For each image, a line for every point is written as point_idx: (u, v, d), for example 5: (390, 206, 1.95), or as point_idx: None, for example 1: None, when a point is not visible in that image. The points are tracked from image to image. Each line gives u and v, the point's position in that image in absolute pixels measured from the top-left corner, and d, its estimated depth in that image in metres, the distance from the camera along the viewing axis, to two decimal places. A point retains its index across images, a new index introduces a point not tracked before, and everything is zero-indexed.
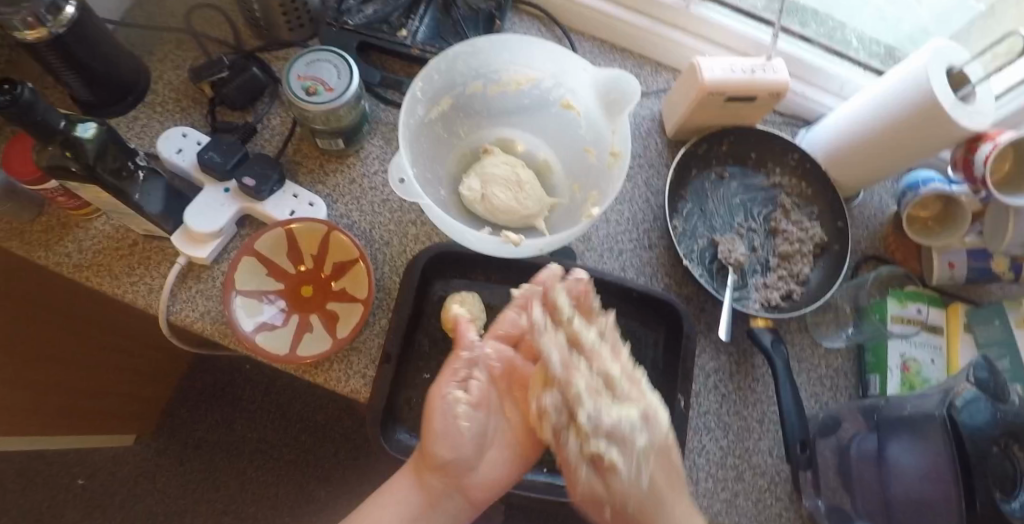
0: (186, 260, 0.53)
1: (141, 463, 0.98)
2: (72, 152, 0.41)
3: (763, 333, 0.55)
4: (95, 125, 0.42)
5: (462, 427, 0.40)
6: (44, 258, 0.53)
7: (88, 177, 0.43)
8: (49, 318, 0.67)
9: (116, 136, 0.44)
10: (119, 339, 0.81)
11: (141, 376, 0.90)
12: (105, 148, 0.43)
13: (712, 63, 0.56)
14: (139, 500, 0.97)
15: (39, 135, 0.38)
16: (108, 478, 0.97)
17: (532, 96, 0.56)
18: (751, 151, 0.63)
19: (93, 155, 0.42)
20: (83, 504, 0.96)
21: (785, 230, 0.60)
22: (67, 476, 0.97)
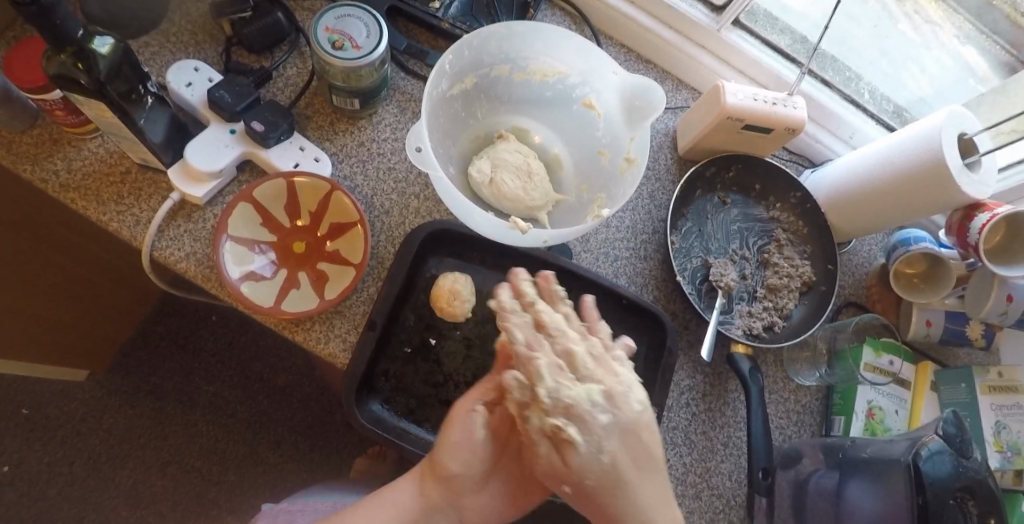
0: (180, 197, 0.51)
1: (91, 401, 0.95)
2: (84, 64, 0.39)
3: (742, 360, 0.56)
4: (112, 41, 0.41)
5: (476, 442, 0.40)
6: (28, 171, 0.51)
7: (96, 93, 0.41)
8: (20, 236, 0.64)
9: (127, 53, 0.42)
10: (82, 271, 0.77)
11: (104, 311, 0.87)
12: (117, 66, 0.41)
13: (735, 89, 0.56)
14: (82, 437, 0.93)
15: (54, 42, 0.36)
16: (54, 411, 0.94)
17: (555, 90, 0.56)
18: (756, 182, 0.64)
19: (104, 71, 0.40)
20: (24, 434, 0.92)
21: (776, 264, 0.61)
22: (10, 403, 0.93)
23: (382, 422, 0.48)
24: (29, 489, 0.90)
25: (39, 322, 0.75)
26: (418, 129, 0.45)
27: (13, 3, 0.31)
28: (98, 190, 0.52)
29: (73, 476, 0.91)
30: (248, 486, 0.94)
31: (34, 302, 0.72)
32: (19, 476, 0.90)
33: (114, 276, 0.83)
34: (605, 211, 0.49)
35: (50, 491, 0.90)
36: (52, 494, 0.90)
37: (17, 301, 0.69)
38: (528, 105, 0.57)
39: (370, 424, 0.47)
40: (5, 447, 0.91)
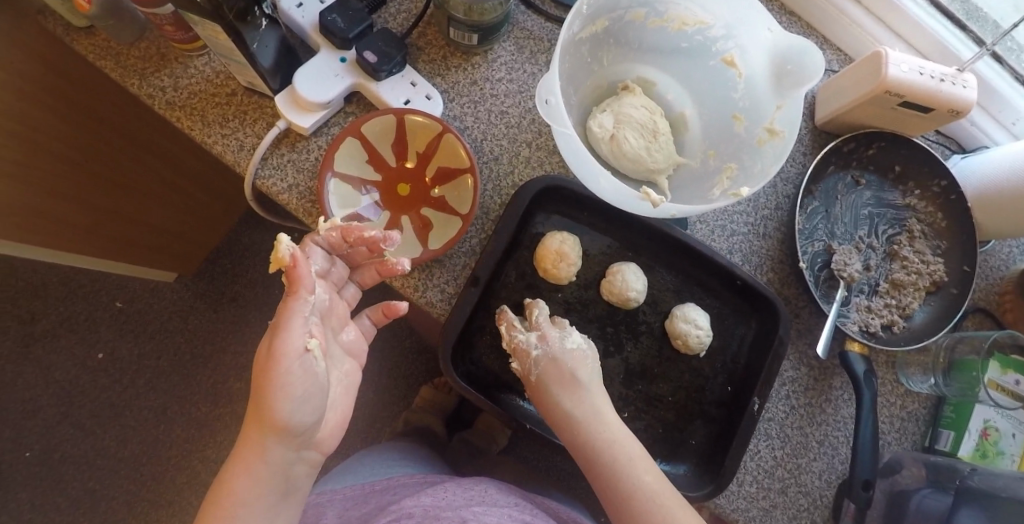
0: (285, 126, 0.49)
1: (178, 302, 0.98)
2: None
3: (857, 362, 0.51)
4: None
5: (315, 375, 0.36)
6: (137, 86, 0.50)
7: (212, 14, 0.38)
8: (109, 134, 0.65)
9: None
10: (168, 175, 0.77)
11: (194, 219, 0.88)
12: None
13: (899, 58, 0.49)
14: (173, 335, 0.97)
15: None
16: (144, 306, 0.98)
17: (692, 41, 0.50)
18: (896, 162, 0.57)
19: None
20: (117, 326, 0.97)
21: (906, 258, 0.56)
22: (105, 295, 0.97)
23: (474, 377, 0.48)
24: (122, 377, 0.95)
25: (127, 232, 0.78)
26: (551, 80, 0.41)
27: None
28: (203, 111, 0.50)
29: (160, 371, 0.96)
30: None
31: (115, 204, 0.72)
32: (112, 363, 0.96)
33: (206, 186, 0.84)
34: (744, 189, 0.43)
35: (138, 382, 0.95)
36: (140, 384, 0.95)
37: (104, 203, 0.71)
38: (658, 55, 0.52)
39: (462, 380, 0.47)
40: (101, 336, 0.96)
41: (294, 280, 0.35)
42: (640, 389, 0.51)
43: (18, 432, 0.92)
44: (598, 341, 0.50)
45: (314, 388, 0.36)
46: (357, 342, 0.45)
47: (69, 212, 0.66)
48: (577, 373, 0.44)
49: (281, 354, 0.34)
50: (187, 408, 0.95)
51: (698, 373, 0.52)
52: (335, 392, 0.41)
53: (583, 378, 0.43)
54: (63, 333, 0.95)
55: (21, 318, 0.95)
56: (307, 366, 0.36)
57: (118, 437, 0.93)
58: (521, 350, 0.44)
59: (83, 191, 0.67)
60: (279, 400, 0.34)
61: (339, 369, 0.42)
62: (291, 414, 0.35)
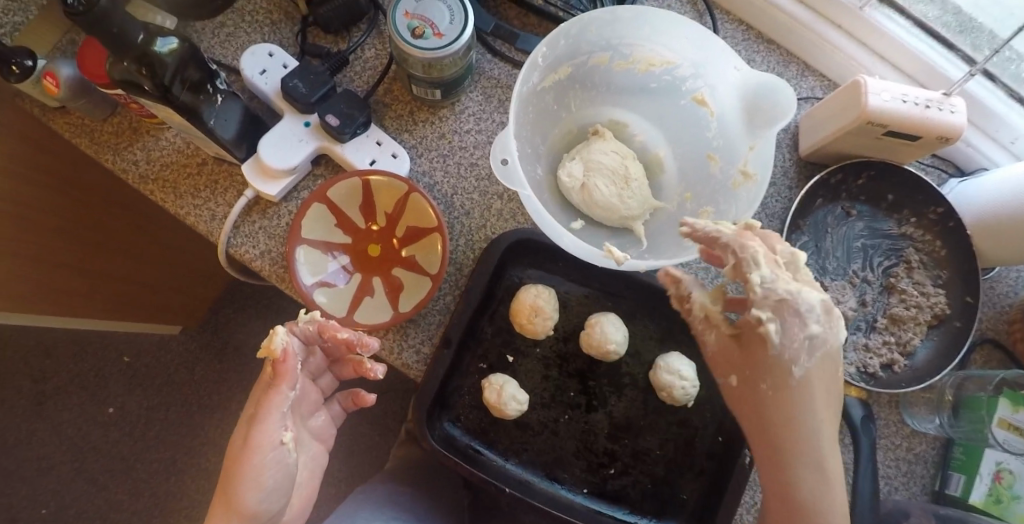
0: (255, 194, 0.49)
1: (184, 353, 0.99)
2: (150, 70, 0.39)
3: (853, 406, 0.49)
4: (175, 42, 0.40)
5: (288, 464, 0.37)
6: (113, 162, 0.52)
7: (161, 97, 0.41)
8: (101, 202, 0.67)
9: (192, 51, 0.42)
10: (160, 232, 0.78)
11: (195, 274, 0.88)
12: (182, 66, 0.41)
13: (878, 87, 0.47)
14: (178, 386, 0.98)
15: (117, 51, 0.36)
16: (152, 361, 0.99)
17: (661, 81, 0.49)
18: (888, 192, 0.55)
19: (167, 72, 0.40)
20: (127, 380, 0.98)
21: (904, 290, 0.53)
22: (114, 350, 0.99)
23: (454, 440, 0.48)
24: (133, 429, 0.97)
25: (135, 290, 0.81)
26: (507, 140, 0.40)
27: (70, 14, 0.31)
28: (175, 182, 0.51)
29: (169, 423, 0.97)
30: None
31: (109, 266, 0.74)
32: (123, 416, 0.97)
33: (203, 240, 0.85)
34: (713, 240, 0.42)
35: (149, 433, 0.97)
36: (151, 436, 0.97)
37: (107, 265, 0.74)
38: (628, 95, 0.51)
39: (442, 445, 0.46)
40: (111, 390, 0.98)
41: (280, 375, 0.36)
42: (625, 444, 0.49)
43: (37, 489, 0.94)
44: (579, 396, 0.49)
45: (284, 479, 0.38)
46: (325, 428, 0.48)
47: (71, 279, 0.68)
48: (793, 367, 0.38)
49: (256, 446, 0.35)
50: (196, 459, 0.96)
51: (687, 425, 0.50)
52: (301, 476, 0.44)
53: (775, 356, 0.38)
54: (76, 389, 0.98)
55: (36, 376, 0.97)
56: (279, 455, 0.37)
57: (131, 490, 0.95)
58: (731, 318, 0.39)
59: (83, 258, 0.68)
60: (247, 491, 0.35)
61: (306, 455, 0.45)
62: (260, 503, 0.36)
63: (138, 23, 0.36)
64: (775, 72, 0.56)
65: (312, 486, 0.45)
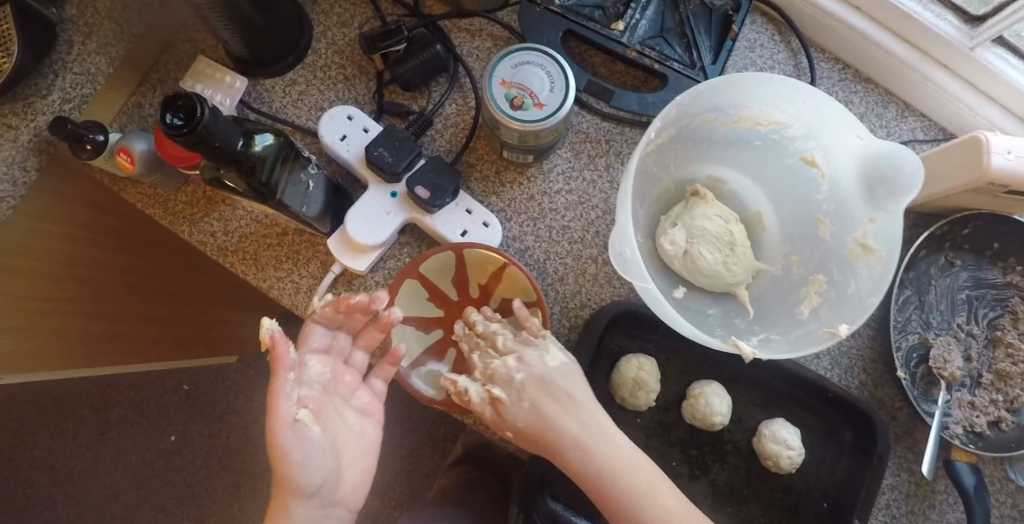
0: (341, 269, 0.47)
1: (242, 380, 0.98)
2: (246, 171, 0.38)
3: (965, 471, 0.48)
4: (270, 140, 0.40)
5: (315, 437, 0.31)
6: (189, 233, 0.50)
7: (256, 196, 0.40)
8: (161, 254, 0.65)
9: (285, 145, 0.42)
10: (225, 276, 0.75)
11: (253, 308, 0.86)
12: (275, 163, 0.40)
13: (1002, 143, 0.44)
14: (236, 414, 0.98)
15: (217, 160, 0.36)
16: (209, 388, 0.98)
17: (767, 139, 0.47)
18: (994, 239, 0.52)
19: (262, 169, 0.39)
20: (186, 408, 0.98)
21: (1011, 344, 0.51)
22: (172, 379, 0.98)
23: (558, 517, 0.46)
24: (194, 457, 0.97)
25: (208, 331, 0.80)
26: (625, 230, 0.38)
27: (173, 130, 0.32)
28: (256, 254, 0.49)
29: (230, 451, 0.97)
30: (383, 468, 0.94)
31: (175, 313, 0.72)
32: (183, 445, 0.98)
33: None
34: (841, 326, 0.40)
35: (211, 462, 0.97)
36: (213, 464, 0.97)
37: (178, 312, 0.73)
38: (728, 152, 0.49)
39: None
40: (171, 418, 0.98)
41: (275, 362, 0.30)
42: (730, 512, 0.48)
43: (104, 517, 0.96)
44: (683, 465, 0.48)
45: (320, 460, 0.31)
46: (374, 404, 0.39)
47: (131, 328, 0.67)
48: (573, 393, 0.39)
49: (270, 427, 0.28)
50: (257, 487, 0.96)
51: (792, 490, 0.48)
52: (352, 443, 0.35)
53: (584, 401, 0.39)
54: (136, 419, 0.98)
55: (96, 405, 0.98)
56: (302, 435, 0.30)
57: (195, 517, 0.96)
58: (500, 379, 0.39)
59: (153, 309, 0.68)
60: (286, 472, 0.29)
61: (355, 421, 0.37)
62: (304, 481, 0.30)
63: (236, 128, 0.36)
64: (874, 113, 0.53)
65: (374, 451, 0.37)
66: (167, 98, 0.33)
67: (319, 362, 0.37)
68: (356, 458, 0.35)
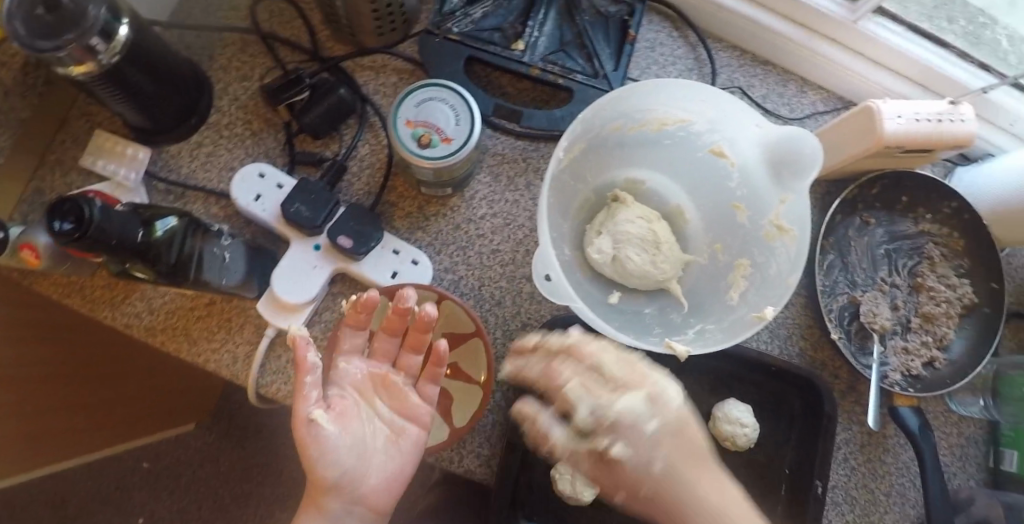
0: (275, 331, 0.46)
1: (205, 447, 0.96)
2: (152, 258, 0.38)
3: (908, 415, 0.50)
4: (174, 219, 0.39)
5: (332, 435, 0.37)
6: (112, 317, 0.48)
7: (169, 277, 0.40)
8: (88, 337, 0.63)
9: (192, 222, 0.40)
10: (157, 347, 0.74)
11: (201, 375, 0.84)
12: (183, 243, 0.39)
13: (892, 109, 0.47)
14: (205, 481, 0.95)
15: (118, 254, 0.35)
16: (172, 462, 0.96)
17: (676, 137, 0.48)
18: (902, 194, 0.55)
19: (169, 253, 0.39)
20: (151, 486, 0.95)
21: (932, 288, 0.54)
22: (131, 458, 0.95)
23: None
24: None
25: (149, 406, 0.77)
26: (546, 255, 0.40)
27: (64, 235, 0.31)
28: (186, 328, 0.48)
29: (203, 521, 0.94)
30: None
31: (116, 394, 0.70)
32: None
33: None
34: (767, 308, 0.42)
35: None
36: None
37: (119, 390, 0.70)
38: (642, 154, 0.50)
39: None
40: (137, 499, 0.95)
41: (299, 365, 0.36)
42: None
43: None
44: None
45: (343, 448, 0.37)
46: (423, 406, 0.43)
47: (69, 419, 0.64)
48: (668, 398, 0.35)
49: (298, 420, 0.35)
50: None
51: (755, 465, 0.50)
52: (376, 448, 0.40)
53: (670, 401, 0.35)
54: (99, 506, 0.94)
55: (53, 502, 0.93)
56: (319, 434, 0.36)
57: None
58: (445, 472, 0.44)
59: (85, 395, 0.65)
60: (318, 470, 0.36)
61: (376, 430, 0.40)
62: (334, 472, 0.37)
63: (133, 218, 0.35)
64: (777, 93, 0.55)
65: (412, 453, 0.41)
66: (52, 205, 0.32)
67: (354, 363, 0.42)
68: (382, 457, 0.40)
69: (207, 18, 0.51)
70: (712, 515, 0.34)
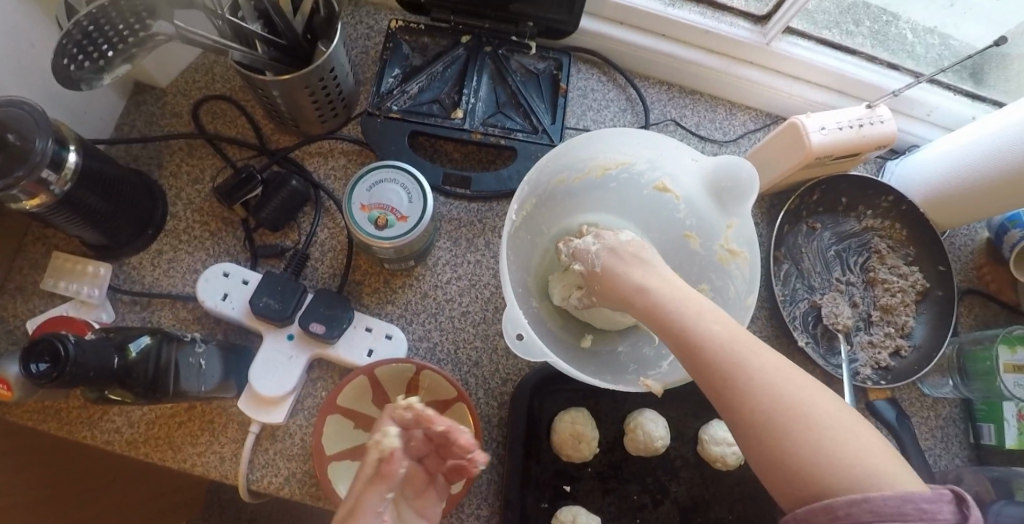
0: (259, 426, 0.46)
1: None
2: (131, 380, 0.37)
3: (885, 408, 0.52)
4: (148, 337, 0.38)
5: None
6: (92, 437, 0.47)
7: (151, 396, 0.39)
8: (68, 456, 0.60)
9: (165, 335, 0.39)
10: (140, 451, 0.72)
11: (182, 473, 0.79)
12: (160, 359, 0.39)
13: (817, 122, 0.50)
14: None
15: (96, 384, 0.34)
16: None
17: (620, 179, 0.51)
18: (841, 196, 0.58)
19: (148, 371, 0.38)
20: None
21: (885, 281, 0.57)
22: None
23: None
24: None
25: None
26: (515, 316, 0.41)
27: (41, 378, 0.31)
28: (169, 436, 0.47)
29: None
30: None
31: None
32: None
33: None
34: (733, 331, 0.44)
35: None
36: None
37: None
38: (591, 198, 0.52)
39: None
40: None
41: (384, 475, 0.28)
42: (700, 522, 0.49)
43: None
44: (643, 494, 0.50)
45: None
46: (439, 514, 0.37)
47: None
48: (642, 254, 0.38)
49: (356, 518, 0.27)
50: None
51: (748, 480, 0.51)
52: None
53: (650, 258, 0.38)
54: None
55: None
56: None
57: None
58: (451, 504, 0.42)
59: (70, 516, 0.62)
60: None
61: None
62: None
63: (105, 345, 0.35)
64: (707, 120, 0.58)
65: None
66: (24, 348, 0.31)
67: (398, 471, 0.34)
68: None
69: (152, 126, 0.52)
70: (819, 432, 0.27)
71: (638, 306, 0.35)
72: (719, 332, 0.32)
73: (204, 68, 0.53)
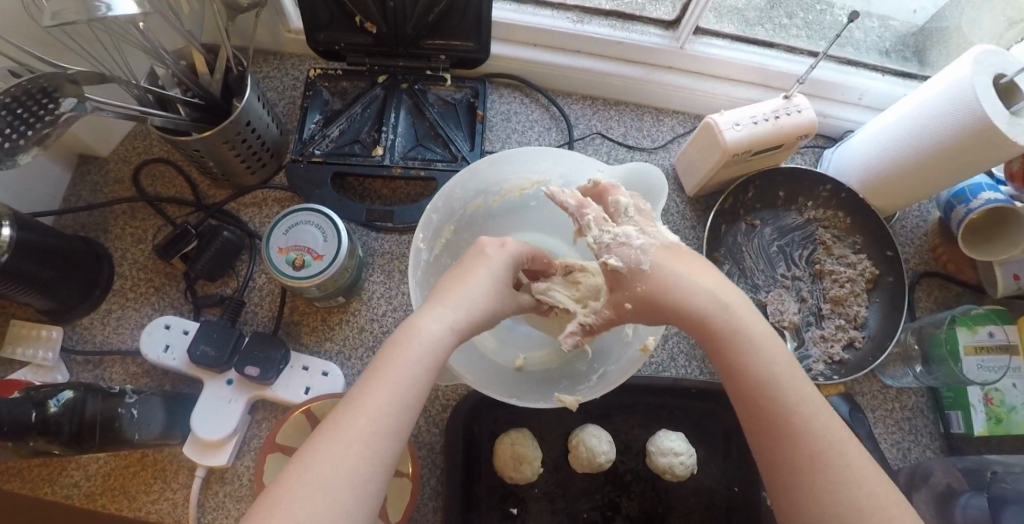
0: (206, 470, 0.48)
1: None
2: (52, 433, 0.39)
3: (838, 402, 0.50)
4: (70, 391, 0.41)
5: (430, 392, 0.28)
6: (52, 493, 0.48)
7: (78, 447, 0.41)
8: None
9: (89, 388, 0.42)
10: None
11: None
12: (84, 411, 0.41)
13: (731, 119, 0.50)
14: None
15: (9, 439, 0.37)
16: None
17: (540, 197, 0.51)
18: (778, 190, 0.57)
19: (71, 424, 0.40)
20: None
21: (832, 272, 0.55)
22: None
23: None
24: None
25: None
26: None
27: None
28: (124, 486, 0.49)
29: None
30: None
31: None
32: None
33: None
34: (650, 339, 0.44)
35: None
36: None
37: None
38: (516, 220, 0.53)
39: None
40: None
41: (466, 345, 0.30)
42: None
43: None
44: (592, 512, 0.49)
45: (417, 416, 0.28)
46: None
47: None
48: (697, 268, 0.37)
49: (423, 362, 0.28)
50: None
51: (701, 489, 0.50)
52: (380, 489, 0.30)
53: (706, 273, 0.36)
54: None
55: None
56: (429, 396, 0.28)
57: None
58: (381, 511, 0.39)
59: None
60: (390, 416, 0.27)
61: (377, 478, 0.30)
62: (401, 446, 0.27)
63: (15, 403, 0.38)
64: (633, 129, 0.59)
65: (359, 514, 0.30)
66: None
67: None
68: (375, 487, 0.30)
69: (98, 193, 0.55)
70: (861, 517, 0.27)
71: (712, 320, 0.33)
72: (798, 380, 0.31)
73: (144, 134, 0.57)
